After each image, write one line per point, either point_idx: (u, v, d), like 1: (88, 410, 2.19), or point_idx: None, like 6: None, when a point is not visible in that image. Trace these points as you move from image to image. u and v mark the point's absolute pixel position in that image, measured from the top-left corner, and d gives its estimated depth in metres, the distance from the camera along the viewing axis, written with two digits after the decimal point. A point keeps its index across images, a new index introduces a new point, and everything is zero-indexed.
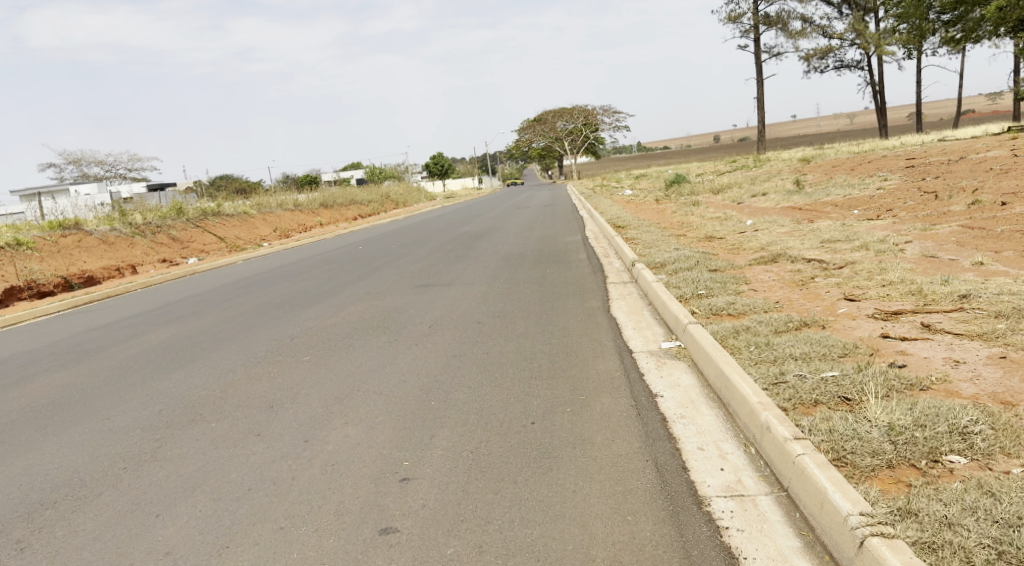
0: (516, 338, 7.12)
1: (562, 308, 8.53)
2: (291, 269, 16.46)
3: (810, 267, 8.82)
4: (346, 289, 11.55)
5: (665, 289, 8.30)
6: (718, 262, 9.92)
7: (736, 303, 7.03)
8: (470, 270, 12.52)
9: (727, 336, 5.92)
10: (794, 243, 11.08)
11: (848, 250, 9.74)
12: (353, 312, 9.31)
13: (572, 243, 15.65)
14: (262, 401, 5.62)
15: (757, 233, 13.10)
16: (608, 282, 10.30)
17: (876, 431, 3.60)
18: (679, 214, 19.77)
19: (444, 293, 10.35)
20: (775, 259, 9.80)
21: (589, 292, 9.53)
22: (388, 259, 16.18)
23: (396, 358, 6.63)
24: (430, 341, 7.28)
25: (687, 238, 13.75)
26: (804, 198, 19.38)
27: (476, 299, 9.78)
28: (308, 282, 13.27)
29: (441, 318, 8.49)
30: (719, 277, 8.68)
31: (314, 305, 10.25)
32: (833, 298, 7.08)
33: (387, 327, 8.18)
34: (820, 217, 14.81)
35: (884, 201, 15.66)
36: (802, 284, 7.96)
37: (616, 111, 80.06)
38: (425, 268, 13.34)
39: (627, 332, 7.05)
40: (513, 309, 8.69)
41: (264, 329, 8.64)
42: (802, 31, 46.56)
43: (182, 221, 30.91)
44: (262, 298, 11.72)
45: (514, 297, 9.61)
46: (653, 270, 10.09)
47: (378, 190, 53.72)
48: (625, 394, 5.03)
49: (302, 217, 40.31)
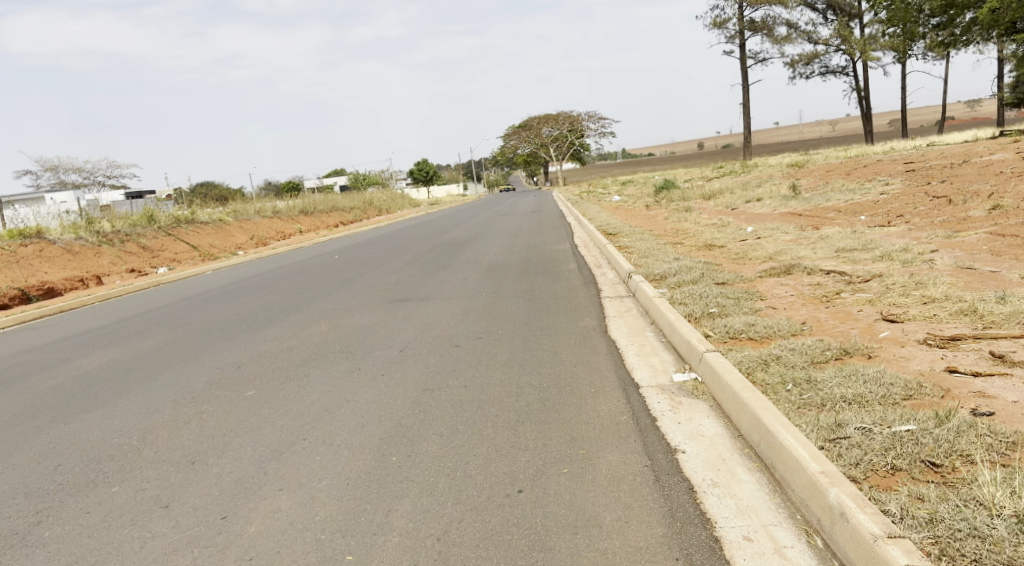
0: (500, 367, 6.07)
1: (553, 329, 7.49)
2: (259, 280, 15.35)
3: (831, 282, 7.83)
4: (313, 305, 10.48)
5: (670, 306, 7.29)
6: (725, 274, 8.92)
7: (757, 325, 6.04)
8: (451, 283, 11.46)
9: (755, 370, 4.94)
10: (805, 252, 10.10)
11: (869, 261, 8.77)
12: (314, 332, 8.23)
13: (560, 252, 14.64)
14: (183, 455, 4.57)
15: (761, 241, 12.14)
16: (603, 296, 9.28)
17: (1001, 526, 2.71)
18: (672, 220, 18.83)
19: (420, 310, 9.30)
20: (788, 270, 8.83)
21: (582, 309, 8.51)
22: (364, 269, 15.12)
23: (356, 393, 5.56)
24: (400, 370, 6.22)
25: (685, 246, 12.75)
26: (802, 204, 18.43)
27: (456, 316, 8.74)
28: (273, 296, 12.16)
29: (414, 341, 7.43)
30: (730, 292, 7.69)
31: (273, 324, 9.16)
32: (868, 319, 6.10)
33: (351, 351, 7.10)
34: (826, 224, 13.84)
35: (891, 206, 14.73)
36: (826, 302, 6.98)
37: (601, 117, 79.32)
38: (403, 280, 12.27)
39: (630, 359, 6.01)
40: (496, 329, 7.63)
41: (211, 356, 7.55)
42: (788, 36, 45.90)
43: (153, 229, 29.69)
44: (219, 315, 10.60)
45: (497, 314, 8.55)
46: (653, 283, 9.08)
47: (361, 196, 52.54)
48: (636, 448, 4.01)
49: (281, 224, 39.13)
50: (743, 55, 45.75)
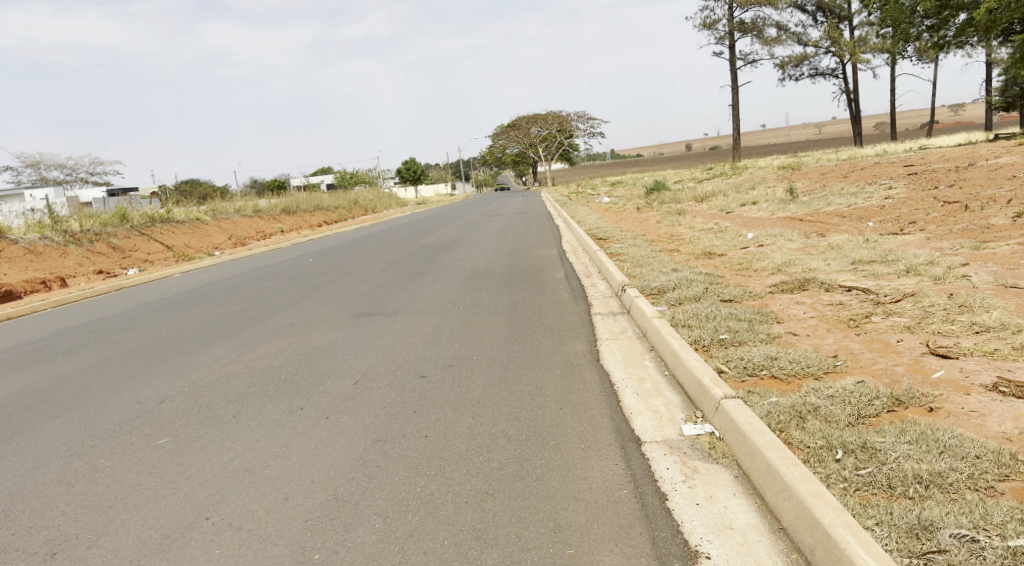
0: (472, 408, 5.04)
1: (538, 355, 6.41)
2: (224, 285, 14.26)
3: (855, 301, 6.82)
4: (270, 318, 9.39)
5: (672, 330, 6.25)
6: (732, 290, 7.89)
7: (782, 360, 5.01)
8: (424, 294, 10.38)
9: (790, 427, 3.91)
10: (818, 264, 9.09)
11: (894, 275, 7.76)
12: (261, 355, 7.14)
13: (548, 259, 13.64)
14: (49, 539, 3.60)
15: (765, 249, 11.20)
16: (593, 313, 8.24)
17: None
18: (665, 224, 17.91)
19: (387, 327, 8.21)
20: (802, 285, 7.83)
21: (570, 329, 7.43)
22: (337, 275, 14.08)
23: (289, 447, 4.54)
24: (351, 410, 5.17)
25: (681, 255, 11.72)
26: (802, 209, 17.46)
27: (427, 335, 7.69)
28: (231, 306, 11.04)
29: (374, 367, 6.36)
30: (741, 312, 6.68)
31: (219, 343, 8.06)
32: (912, 352, 5.08)
33: (296, 382, 6.02)
34: (832, 230, 12.87)
35: (899, 212, 13.77)
36: (855, 327, 5.95)
37: (589, 117, 78.31)
38: (374, 289, 11.18)
39: (628, 401, 4.96)
40: (471, 355, 6.56)
41: (138, 384, 6.49)
42: (778, 38, 45.04)
43: (125, 229, 28.43)
44: (164, 329, 9.46)
45: (473, 334, 7.47)
46: (650, 299, 8.05)
47: (346, 195, 51.20)
48: (643, 552, 3.09)
49: (262, 224, 37.84)
50: (732, 57, 44.92)
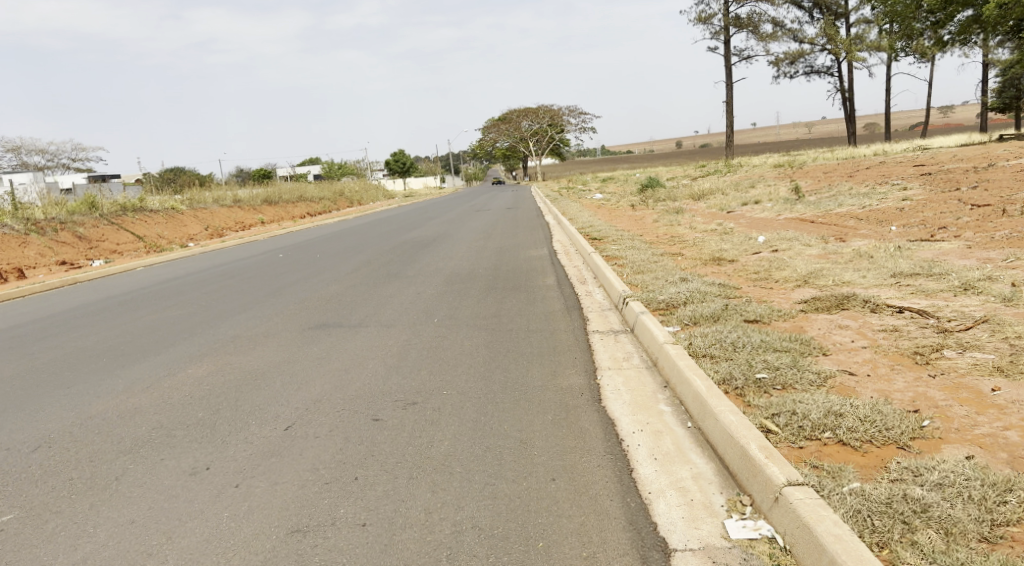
0: (431, 475, 3.78)
1: (522, 392, 5.10)
2: (181, 283, 12.89)
3: (913, 328, 5.57)
4: (213, 329, 8.07)
5: (691, 363, 4.98)
6: (756, 307, 6.64)
7: (851, 418, 3.75)
8: (396, 302, 9.08)
9: (895, 543, 2.73)
10: (851, 276, 7.82)
11: (949, 294, 6.54)
12: (183, 383, 5.81)
13: (537, 260, 12.39)
14: None
15: (781, 256, 10.00)
16: (590, 331, 6.96)
17: None
18: (663, 223, 16.67)
19: (346, 345, 6.88)
20: (840, 303, 6.59)
21: (563, 353, 6.14)
22: (305, 274, 12.74)
23: (172, 539, 3.35)
24: (272, 474, 3.91)
25: (686, 260, 10.44)
26: (810, 210, 16.23)
27: (389, 355, 6.38)
28: (176, 311, 9.64)
29: (317, 402, 5.06)
30: (776, 338, 5.42)
31: (142, 362, 6.70)
32: (1020, 409, 3.83)
33: (213, 426, 4.72)
34: (851, 235, 11.68)
35: (922, 216, 12.59)
36: (927, 366, 4.68)
37: (580, 111, 77.04)
38: (340, 295, 9.83)
39: (644, 469, 3.71)
40: (440, 389, 5.24)
41: (19, 419, 5.18)
42: (773, 34, 43.87)
43: (93, 217, 26.87)
44: (92, 338, 8.12)
45: (446, 358, 6.15)
46: (658, 315, 6.79)
47: (331, 186, 49.66)
48: None
49: (241, 214, 36.30)
50: (727, 53, 43.71)
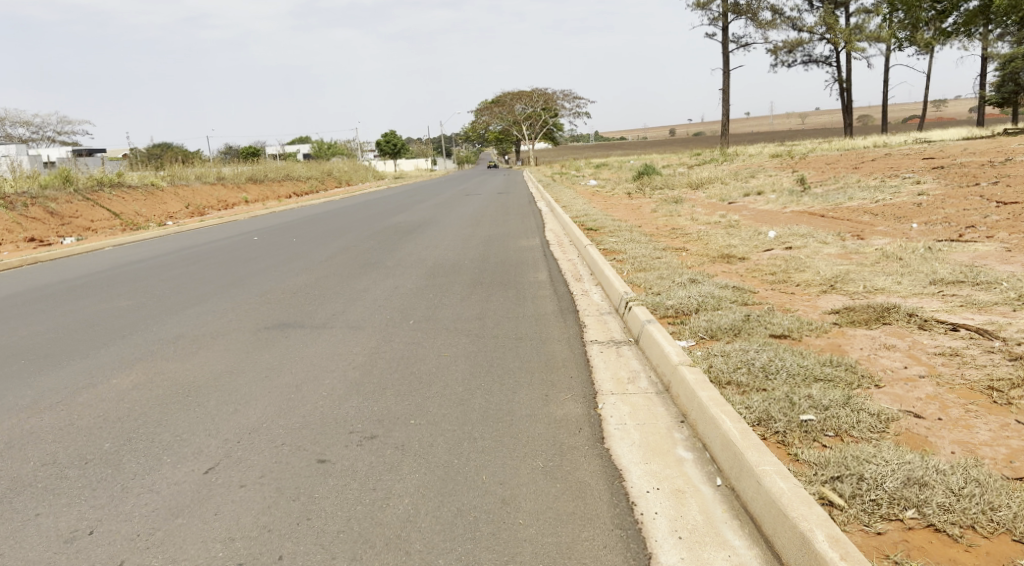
0: (379, 555, 2.94)
1: (507, 425, 4.14)
2: (141, 267, 11.83)
3: (976, 352, 4.65)
4: (157, 326, 7.07)
5: (717, 392, 4.05)
6: (782, 318, 5.71)
7: (942, 491, 2.88)
8: (369, 297, 8.09)
9: None
10: (884, 282, 6.88)
11: (1007, 308, 5.62)
12: (100, 398, 4.85)
13: (528, 252, 11.44)
14: None
15: (798, 254, 9.09)
16: (588, 340, 6.01)
17: None
18: (663, 213, 15.73)
19: (303, 350, 5.90)
20: (880, 316, 5.65)
21: (557, 370, 5.18)
22: (276, 260, 11.74)
23: None
24: (173, 545, 3.04)
25: (692, 256, 9.50)
26: (819, 203, 15.30)
27: (350, 366, 5.40)
28: (127, 301, 8.63)
29: (251, 433, 4.11)
30: (816, 364, 4.47)
31: (63, 367, 5.70)
32: None
33: (115, 463, 3.77)
34: (869, 232, 10.78)
35: (944, 212, 11.70)
36: (1012, 410, 3.78)
37: (574, 96, 75.89)
38: (308, 287, 8.85)
39: (666, 556, 2.90)
40: (407, 417, 4.29)
41: None
42: (772, 21, 42.86)
43: (67, 193, 25.65)
44: (18, 334, 7.10)
45: (417, 372, 5.19)
46: (667, 324, 5.84)
47: (320, 165, 48.40)
48: None
49: (224, 192, 35.09)
50: (725, 40, 42.69)
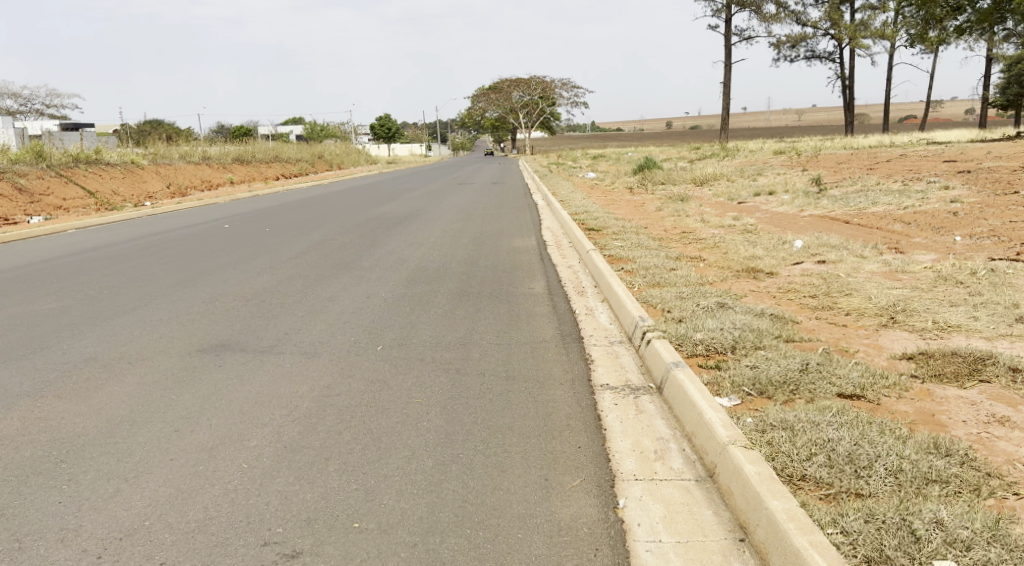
0: None
1: (490, 536, 2.93)
2: (88, 257, 10.50)
3: None
4: (71, 342, 5.79)
5: (795, 501, 2.81)
6: (846, 365, 4.47)
7: None
8: (333, 308, 6.82)
9: None
10: (957, 316, 5.66)
11: None
12: None
13: (524, 253, 10.18)
14: None
15: (834, 270, 7.85)
16: (597, 384, 4.74)
17: None
18: (669, 212, 14.47)
19: (233, 387, 4.64)
20: (973, 370, 4.40)
21: (561, 433, 3.94)
22: (241, 254, 10.46)
23: None
24: None
25: (712, 268, 8.27)
26: (839, 207, 14.07)
27: (286, 416, 4.14)
28: (54, 303, 7.35)
29: (122, 543, 2.89)
30: (921, 452, 3.22)
31: None
32: None
33: None
34: (908, 245, 9.55)
35: (987, 223, 10.49)
36: None
37: (572, 86, 74.35)
38: (266, 292, 7.60)
39: None
40: (348, 518, 3.04)
41: None
42: (775, 15, 41.57)
43: (38, 168, 24.08)
44: None
45: (373, 430, 3.94)
46: (699, 369, 4.57)
47: (310, 147, 46.79)
48: None
49: (209, 171, 33.60)
50: (727, 32, 41.35)
